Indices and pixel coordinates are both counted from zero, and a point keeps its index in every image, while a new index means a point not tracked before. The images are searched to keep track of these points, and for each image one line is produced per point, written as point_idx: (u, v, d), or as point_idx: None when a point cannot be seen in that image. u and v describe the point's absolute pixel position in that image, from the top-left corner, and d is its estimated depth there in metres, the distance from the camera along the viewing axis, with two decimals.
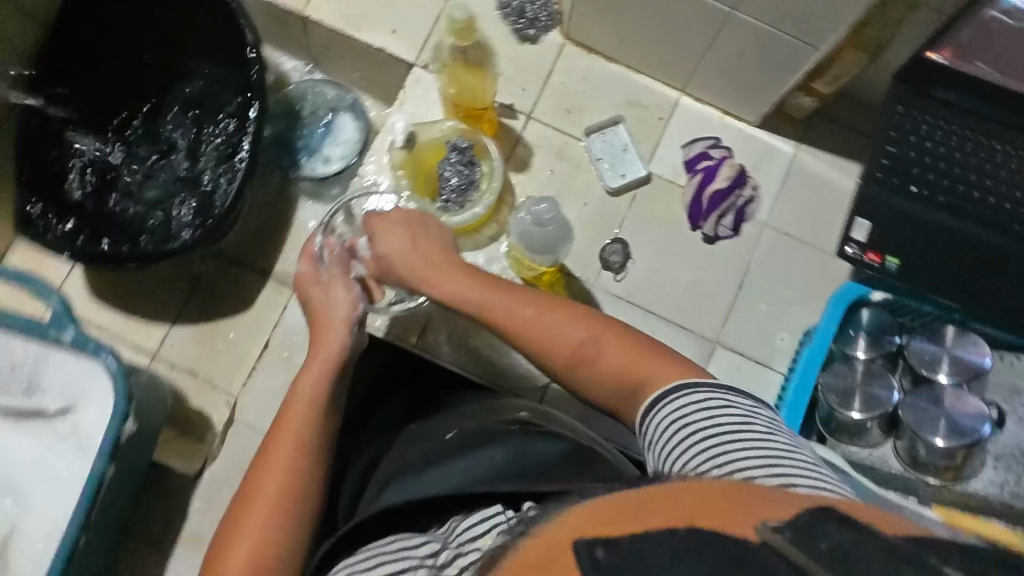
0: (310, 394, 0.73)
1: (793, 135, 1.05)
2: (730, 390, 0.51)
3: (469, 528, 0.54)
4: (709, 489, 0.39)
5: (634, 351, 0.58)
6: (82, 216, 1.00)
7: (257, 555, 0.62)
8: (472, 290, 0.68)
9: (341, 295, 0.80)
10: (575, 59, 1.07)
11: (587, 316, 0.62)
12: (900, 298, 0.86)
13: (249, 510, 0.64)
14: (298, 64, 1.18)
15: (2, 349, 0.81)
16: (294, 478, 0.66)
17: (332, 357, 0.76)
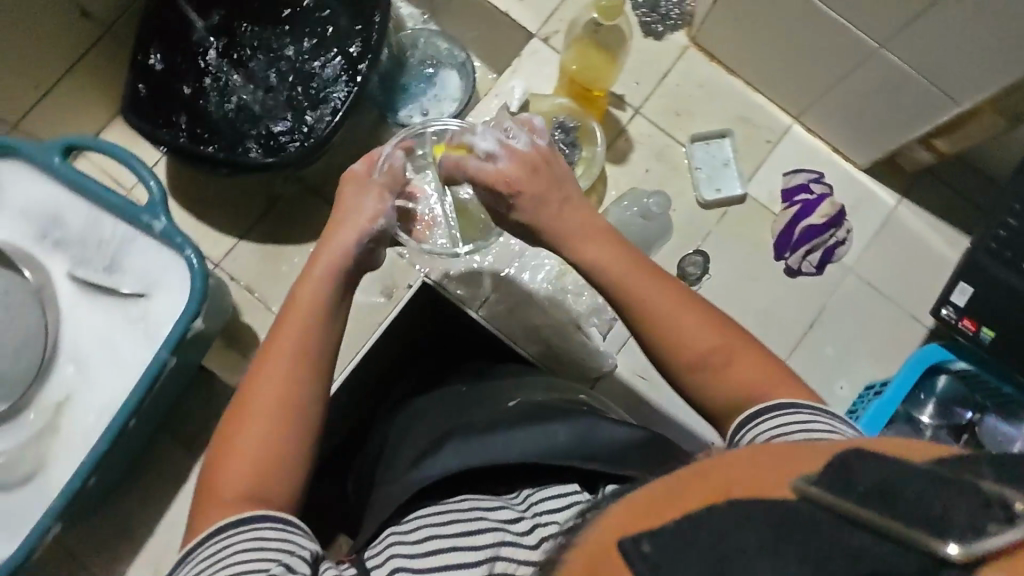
0: (312, 299, 0.62)
1: (898, 187, 1.03)
2: (833, 417, 0.49)
3: (545, 501, 0.57)
4: (739, 462, 0.35)
5: (762, 370, 0.54)
6: (183, 113, 1.01)
7: (255, 471, 0.52)
8: (616, 268, 0.60)
9: (371, 201, 0.72)
10: (696, 64, 1.05)
11: (717, 322, 0.57)
12: (980, 372, 0.83)
13: (243, 425, 0.54)
14: (414, 11, 1.13)
15: (94, 223, 0.83)
16: (296, 393, 0.56)
17: (338, 259, 0.66)
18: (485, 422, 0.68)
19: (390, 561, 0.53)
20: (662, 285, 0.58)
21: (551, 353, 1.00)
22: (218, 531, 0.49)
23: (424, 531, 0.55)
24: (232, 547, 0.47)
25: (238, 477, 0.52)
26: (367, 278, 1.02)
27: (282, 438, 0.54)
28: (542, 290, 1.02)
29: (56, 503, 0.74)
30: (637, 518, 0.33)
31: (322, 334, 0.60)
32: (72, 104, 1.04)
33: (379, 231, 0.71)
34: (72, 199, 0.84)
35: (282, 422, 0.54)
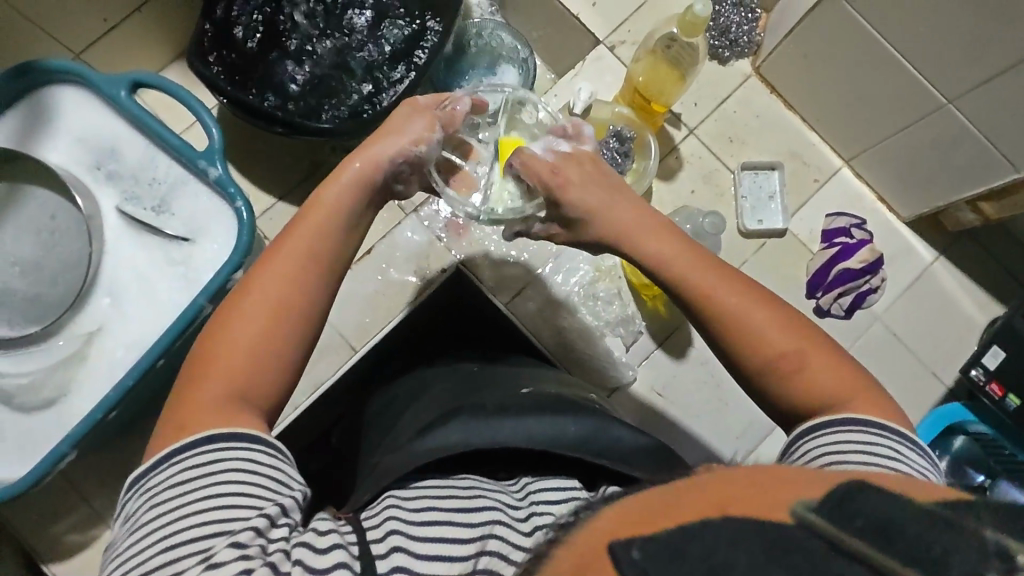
0: (335, 203, 0.66)
1: (938, 244, 1.03)
2: (904, 442, 0.51)
3: (543, 493, 0.55)
4: (740, 473, 0.34)
5: (835, 372, 0.57)
6: (244, 63, 1.01)
7: (249, 358, 0.55)
8: (674, 257, 0.65)
9: (418, 123, 0.73)
10: (755, 93, 1.06)
11: (792, 324, 0.59)
12: (998, 437, 0.84)
13: (242, 312, 0.57)
14: (483, 1, 1.12)
15: (147, 162, 0.84)
16: (300, 295, 0.59)
17: (365, 175, 0.69)
18: (496, 405, 0.64)
19: (386, 524, 0.49)
20: (728, 282, 0.61)
21: (573, 356, 1.00)
22: (212, 440, 0.49)
23: (422, 500, 0.51)
24: (226, 462, 0.48)
25: (227, 360, 0.55)
26: (402, 257, 1.02)
27: (275, 331, 0.57)
28: (574, 293, 1.01)
29: (75, 429, 0.74)
30: (631, 521, 0.31)
31: (332, 241, 0.64)
32: (137, 40, 1.04)
33: (416, 155, 0.73)
34: (131, 133, 0.84)
35: (281, 318, 0.57)
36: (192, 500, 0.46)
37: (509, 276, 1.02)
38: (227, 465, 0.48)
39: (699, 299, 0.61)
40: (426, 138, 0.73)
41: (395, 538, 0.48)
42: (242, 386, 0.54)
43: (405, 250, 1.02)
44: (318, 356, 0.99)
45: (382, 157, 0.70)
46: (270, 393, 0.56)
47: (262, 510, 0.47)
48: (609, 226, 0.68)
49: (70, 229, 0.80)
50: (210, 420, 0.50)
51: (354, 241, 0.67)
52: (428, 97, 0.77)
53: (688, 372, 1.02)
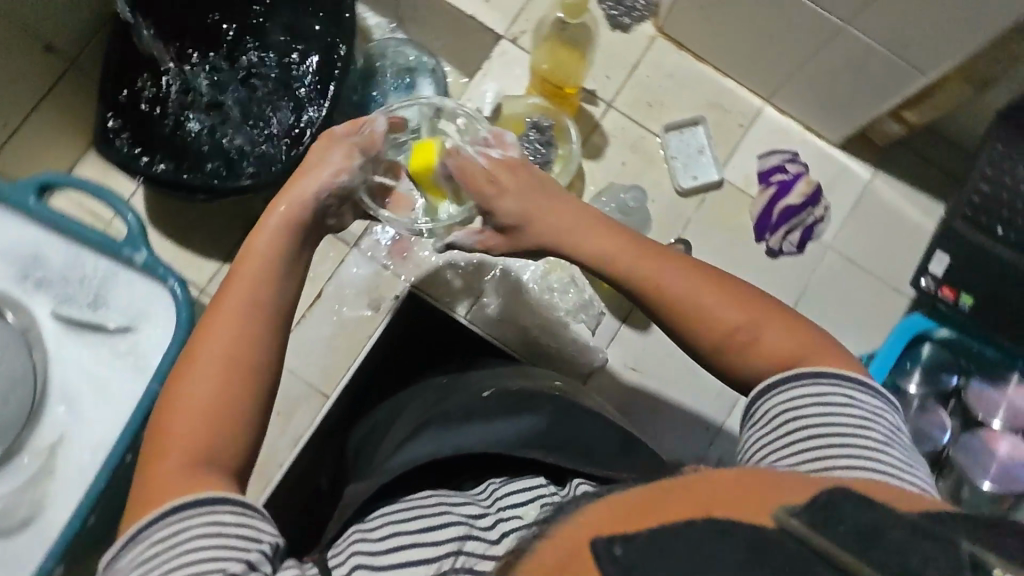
0: (268, 247, 0.65)
1: (872, 160, 1.03)
2: (859, 386, 0.50)
3: (510, 495, 0.53)
4: (726, 477, 0.34)
5: (791, 334, 0.55)
6: (161, 143, 1.01)
7: (211, 418, 0.54)
8: (614, 252, 0.62)
9: (336, 156, 0.73)
10: (665, 53, 1.06)
11: (740, 296, 0.57)
12: (963, 338, 0.83)
13: (194, 370, 0.55)
14: (381, 21, 1.13)
15: (73, 261, 0.83)
16: (249, 348, 0.57)
17: (293, 215, 0.68)
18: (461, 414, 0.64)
19: (351, 560, 0.48)
20: (663, 263, 0.59)
21: (541, 352, 1.00)
22: (177, 510, 0.48)
23: (387, 528, 0.49)
24: (189, 530, 0.47)
25: (188, 423, 0.53)
26: (353, 293, 1.02)
27: (230, 382, 0.55)
28: (528, 290, 1.01)
29: (56, 544, 0.74)
30: (614, 517, 0.32)
31: (270, 285, 0.62)
32: (40, 142, 1.02)
33: (340, 185, 0.72)
34: (51, 237, 0.83)
35: (234, 370, 0.56)
36: None
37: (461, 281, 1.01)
38: (190, 534, 0.47)
39: (650, 287, 0.59)
40: (346, 168, 0.73)
41: (359, 572, 0.46)
42: (206, 445, 0.53)
43: (354, 287, 1.02)
44: (292, 410, 0.99)
45: (305, 197, 0.69)
46: (234, 449, 0.54)
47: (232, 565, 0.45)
48: (543, 230, 0.64)
49: (9, 345, 0.77)
50: (176, 489, 0.49)
51: (300, 280, 0.66)
52: (345, 124, 0.76)
53: (656, 341, 1.02)
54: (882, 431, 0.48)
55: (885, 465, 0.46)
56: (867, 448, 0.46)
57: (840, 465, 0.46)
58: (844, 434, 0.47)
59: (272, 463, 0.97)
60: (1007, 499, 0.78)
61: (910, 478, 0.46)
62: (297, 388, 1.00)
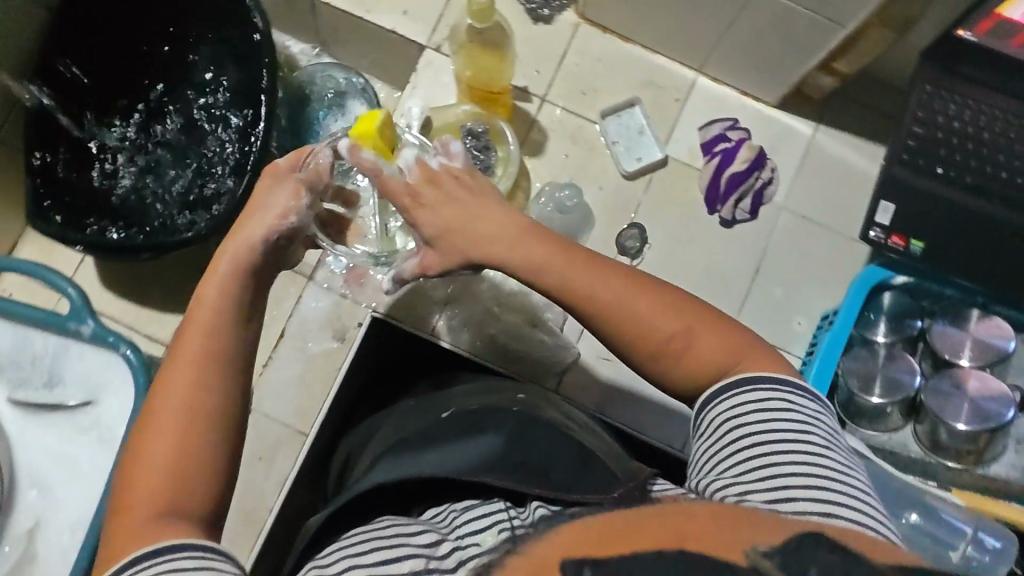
0: (219, 292, 0.61)
1: (811, 115, 1.03)
2: (798, 391, 0.52)
3: (469, 521, 0.51)
4: (697, 510, 0.34)
5: (724, 341, 0.56)
6: (99, 209, 1.00)
7: (175, 474, 0.51)
8: (546, 259, 0.61)
9: (281, 194, 0.69)
10: (590, 39, 1.04)
11: (672, 301, 0.58)
12: (920, 281, 0.83)
13: (154, 428, 0.52)
14: (304, 47, 1.15)
15: (23, 343, 0.82)
16: (207, 398, 0.54)
17: (240, 262, 0.64)
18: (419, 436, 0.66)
19: None
20: (596, 272, 0.59)
21: (513, 357, 0.99)
22: (133, 562, 0.45)
23: (340, 562, 0.49)
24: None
25: (150, 481, 0.50)
26: (316, 328, 1.01)
27: (193, 438, 0.52)
28: (491, 297, 1.01)
29: None
30: (591, 535, 0.32)
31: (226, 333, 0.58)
32: None
33: (290, 228, 0.68)
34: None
35: (191, 424, 0.52)
36: None
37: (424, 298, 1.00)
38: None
39: (583, 297, 0.59)
40: (291, 208, 0.69)
41: None
42: (170, 501, 0.49)
43: (315, 321, 1.01)
44: (274, 453, 0.98)
45: (255, 240, 0.65)
46: (205, 498, 0.51)
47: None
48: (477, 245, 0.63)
49: None
50: (140, 544, 0.46)
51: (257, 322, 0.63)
52: (291, 154, 0.72)
53: None
54: (822, 435, 0.50)
55: (826, 468, 0.48)
56: (808, 452, 0.48)
57: (782, 471, 0.48)
58: (786, 438, 0.49)
59: (263, 510, 0.96)
60: (985, 436, 0.79)
61: (849, 479, 0.48)
62: (275, 431, 0.99)
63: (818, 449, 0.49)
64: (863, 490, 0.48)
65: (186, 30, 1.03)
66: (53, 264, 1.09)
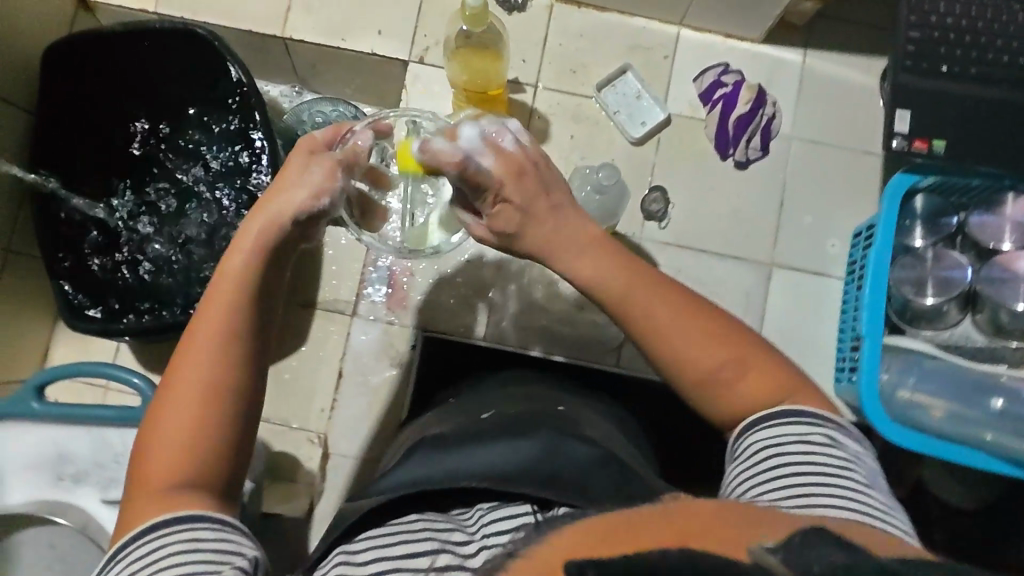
0: (244, 267, 0.58)
1: (798, 42, 1.04)
2: (839, 429, 0.54)
3: (495, 521, 0.53)
4: (698, 508, 0.34)
5: (775, 375, 0.56)
6: (129, 293, 0.99)
7: (185, 453, 0.51)
8: (604, 276, 0.58)
9: (313, 173, 0.64)
10: (568, 17, 1.04)
11: (725, 331, 0.57)
12: (947, 178, 0.84)
13: (167, 402, 0.52)
14: (283, 88, 1.14)
15: (98, 442, 0.82)
16: (223, 380, 0.53)
17: (268, 235, 0.60)
18: (454, 434, 0.63)
19: None
20: (654, 296, 0.57)
21: (568, 342, 1.01)
22: (155, 530, 0.47)
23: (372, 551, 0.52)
24: (167, 546, 0.46)
25: (164, 454, 0.51)
26: (371, 359, 1.02)
27: (205, 417, 0.52)
28: (533, 291, 1.01)
29: None
30: (599, 532, 0.32)
31: (246, 311, 0.56)
32: (9, 338, 0.99)
33: (320, 210, 0.64)
34: (70, 430, 0.82)
35: (210, 399, 0.53)
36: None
37: (469, 307, 1.02)
38: (167, 550, 0.46)
39: (634, 318, 0.57)
40: (325, 189, 0.64)
41: None
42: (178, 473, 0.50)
43: (369, 353, 1.02)
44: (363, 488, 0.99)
45: (283, 219, 0.61)
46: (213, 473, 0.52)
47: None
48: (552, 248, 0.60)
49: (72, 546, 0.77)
50: (155, 511, 0.48)
51: (276, 297, 0.61)
52: (326, 133, 0.68)
53: None
54: (862, 476, 0.51)
55: (865, 504, 0.49)
56: (847, 487, 0.49)
57: (819, 502, 0.48)
58: (826, 473, 0.50)
59: None
60: None
61: (890, 517, 0.48)
62: (357, 466, 1.00)
63: (858, 489, 0.49)
64: (905, 530, 0.48)
65: (168, 97, 1.03)
66: (92, 357, 1.08)
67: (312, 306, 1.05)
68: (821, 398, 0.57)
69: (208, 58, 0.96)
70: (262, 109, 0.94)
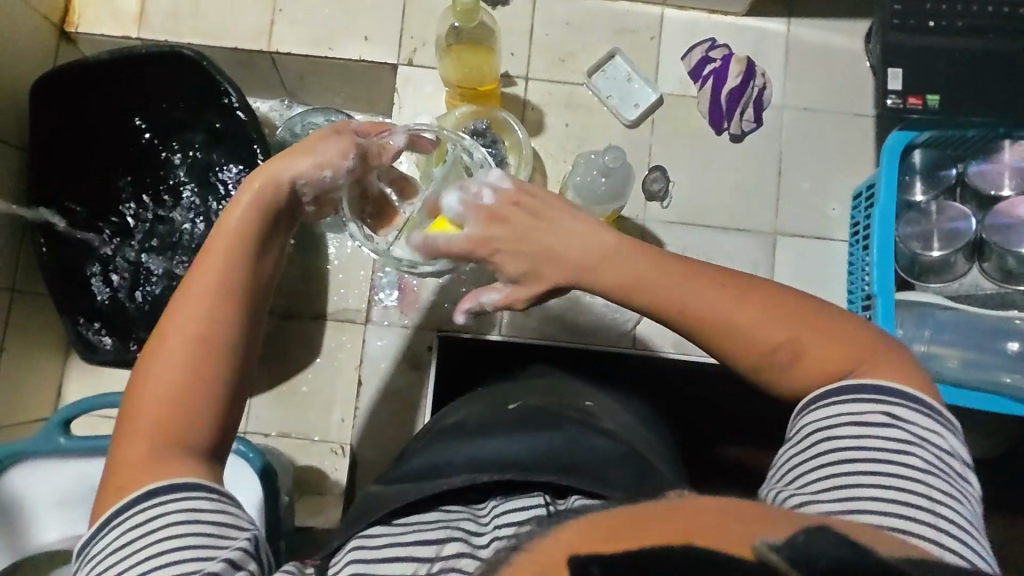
0: (241, 225, 0.60)
1: (781, 12, 1.05)
2: (910, 405, 0.51)
3: (507, 513, 0.53)
4: (708, 506, 0.30)
5: (841, 348, 0.55)
6: (138, 321, 0.99)
7: (177, 407, 0.51)
8: (634, 276, 0.60)
9: (331, 146, 0.67)
10: (551, 6, 1.05)
11: (779, 311, 0.56)
12: (945, 132, 0.86)
13: (158, 353, 0.53)
14: (274, 104, 1.14)
15: None
16: (219, 335, 0.54)
17: (264, 196, 0.62)
18: (481, 424, 0.63)
19: (347, 567, 0.51)
20: (697, 286, 0.58)
21: (582, 329, 1.02)
22: (151, 494, 0.47)
23: (387, 538, 0.52)
24: (165, 516, 0.46)
25: (154, 406, 0.51)
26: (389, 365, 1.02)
27: (198, 372, 0.52)
28: None
29: None
30: (597, 529, 0.28)
31: (240, 270, 0.57)
32: (18, 380, 0.98)
33: (323, 180, 0.66)
34: (96, 462, 0.85)
35: (203, 349, 0.53)
36: (139, 560, 0.45)
37: None
38: (166, 518, 0.46)
39: (679, 311, 0.58)
40: (335, 164, 0.67)
41: None
42: (168, 425, 0.50)
43: (386, 359, 1.02)
44: None
45: (284, 180, 0.64)
46: (205, 428, 0.52)
47: (216, 559, 0.44)
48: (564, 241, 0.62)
49: None
50: (149, 469, 0.48)
51: (272, 262, 0.62)
52: (369, 127, 0.73)
53: None
54: (925, 461, 0.49)
55: (915, 493, 0.47)
56: (902, 475, 0.48)
57: (862, 494, 0.48)
58: (879, 458, 0.49)
59: None
60: None
61: (942, 509, 0.47)
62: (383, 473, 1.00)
63: (914, 479, 0.48)
64: (959, 523, 0.47)
65: (160, 120, 1.02)
66: (105, 390, 1.07)
67: (323, 318, 1.05)
68: (909, 370, 0.54)
69: (198, 77, 0.95)
70: (255, 123, 0.94)
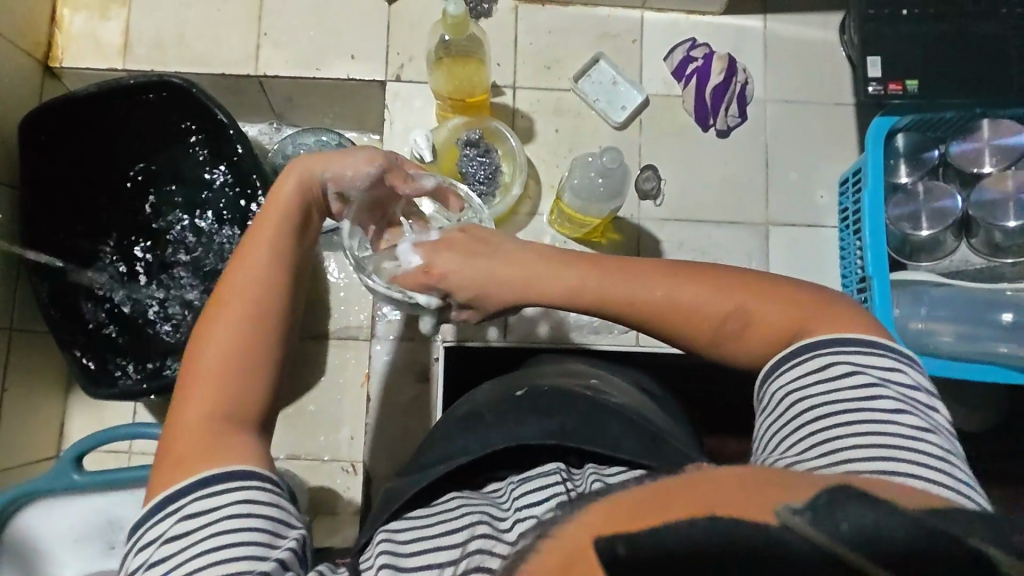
0: (282, 213, 0.63)
1: (758, 9, 1.08)
2: (874, 348, 0.53)
3: (528, 495, 0.53)
4: (730, 476, 0.29)
5: (788, 309, 0.56)
6: (139, 353, 0.98)
7: (225, 391, 0.52)
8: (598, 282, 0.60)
9: (357, 157, 0.68)
10: (534, 16, 1.07)
11: (720, 284, 0.58)
12: (924, 115, 0.89)
13: (207, 336, 0.55)
14: (263, 126, 1.17)
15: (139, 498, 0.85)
16: (263, 318, 0.56)
17: (306, 186, 0.66)
18: None
19: (377, 560, 0.51)
20: (641, 274, 0.60)
21: None
22: (206, 483, 0.47)
23: (413, 532, 0.52)
24: (222, 506, 0.46)
25: (205, 389, 0.52)
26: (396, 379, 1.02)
27: (243, 355, 0.54)
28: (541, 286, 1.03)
29: None
30: (619, 510, 0.27)
31: (275, 259, 0.60)
32: (22, 419, 0.97)
33: (344, 181, 0.68)
34: (111, 497, 0.85)
35: (253, 330, 0.55)
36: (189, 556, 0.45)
37: None
38: (224, 511, 0.46)
39: (630, 303, 0.59)
40: (341, 179, 0.68)
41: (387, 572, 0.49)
42: (221, 402, 0.52)
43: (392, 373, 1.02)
44: None
45: (318, 175, 0.66)
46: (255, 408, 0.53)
47: (268, 558, 0.45)
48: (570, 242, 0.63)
49: None
50: (201, 459, 0.48)
51: (304, 252, 0.64)
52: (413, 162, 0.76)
53: None
54: (895, 402, 0.51)
55: (896, 436, 0.49)
56: (879, 421, 0.49)
57: (846, 445, 0.49)
58: (852, 409, 0.50)
59: None
60: None
61: (924, 445, 0.48)
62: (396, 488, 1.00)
63: (886, 421, 0.49)
64: (936, 455, 0.48)
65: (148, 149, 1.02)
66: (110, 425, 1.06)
67: (326, 337, 1.05)
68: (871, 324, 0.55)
69: (186, 103, 0.95)
70: (247, 143, 0.94)
